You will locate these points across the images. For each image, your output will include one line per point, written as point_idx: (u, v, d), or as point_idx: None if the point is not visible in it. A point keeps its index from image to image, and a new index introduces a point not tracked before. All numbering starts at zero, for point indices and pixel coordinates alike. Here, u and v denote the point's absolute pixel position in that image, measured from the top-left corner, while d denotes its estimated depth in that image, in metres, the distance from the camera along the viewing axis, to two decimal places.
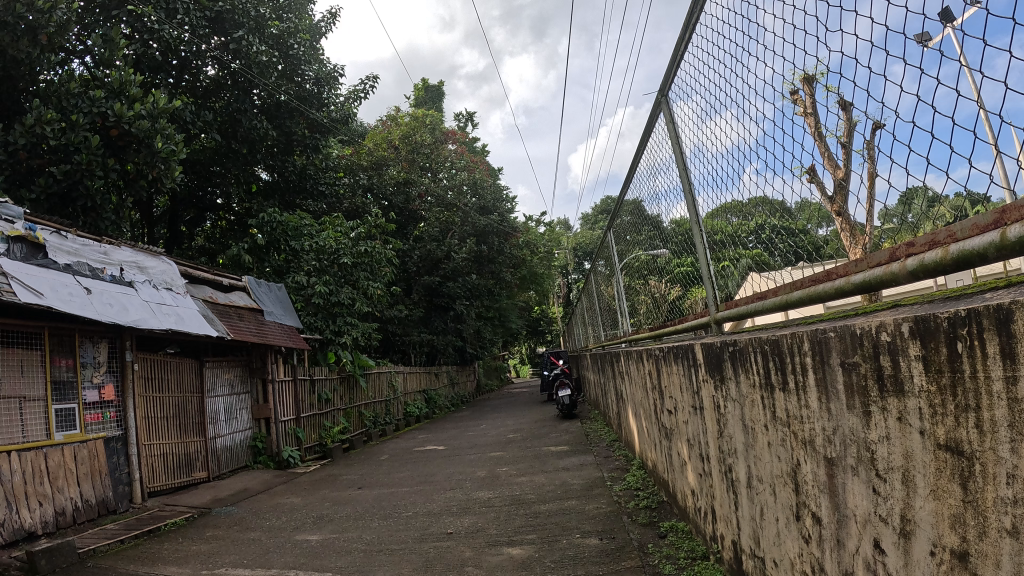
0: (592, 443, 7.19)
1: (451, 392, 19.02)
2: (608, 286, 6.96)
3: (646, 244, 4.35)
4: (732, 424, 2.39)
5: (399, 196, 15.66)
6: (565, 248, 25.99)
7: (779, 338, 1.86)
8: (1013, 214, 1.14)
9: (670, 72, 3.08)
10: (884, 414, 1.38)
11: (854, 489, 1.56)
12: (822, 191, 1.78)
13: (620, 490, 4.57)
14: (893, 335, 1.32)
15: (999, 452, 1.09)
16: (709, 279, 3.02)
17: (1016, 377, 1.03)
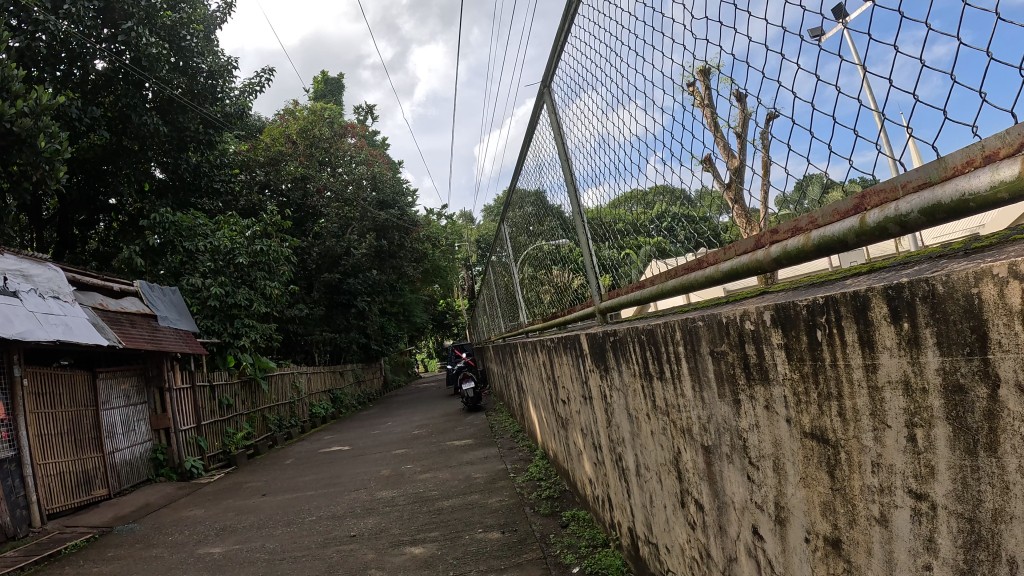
0: (497, 435, 7.20)
1: (358, 391, 18.75)
2: (506, 276, 7.02)
3: (549, 235, 4.38)
4: (618, 414, 2.43)
5: (297, 192, 15.27)
6: (465, 240, 26.08)
7: (653, 327, 1.90)
8: (871, 200, 1.25)
9: (553, 65, 3.06)
10: (753, 402, 1.44)
11: (730, 477, 1.60)
12: (718, 179, 1.83)
13: (523, 481, 4.59)
14: (756, 322, 1.37)
15: (863, 439, 1.13)
16: (613, 267, 3.06)
17: (875, 364, 1.07)
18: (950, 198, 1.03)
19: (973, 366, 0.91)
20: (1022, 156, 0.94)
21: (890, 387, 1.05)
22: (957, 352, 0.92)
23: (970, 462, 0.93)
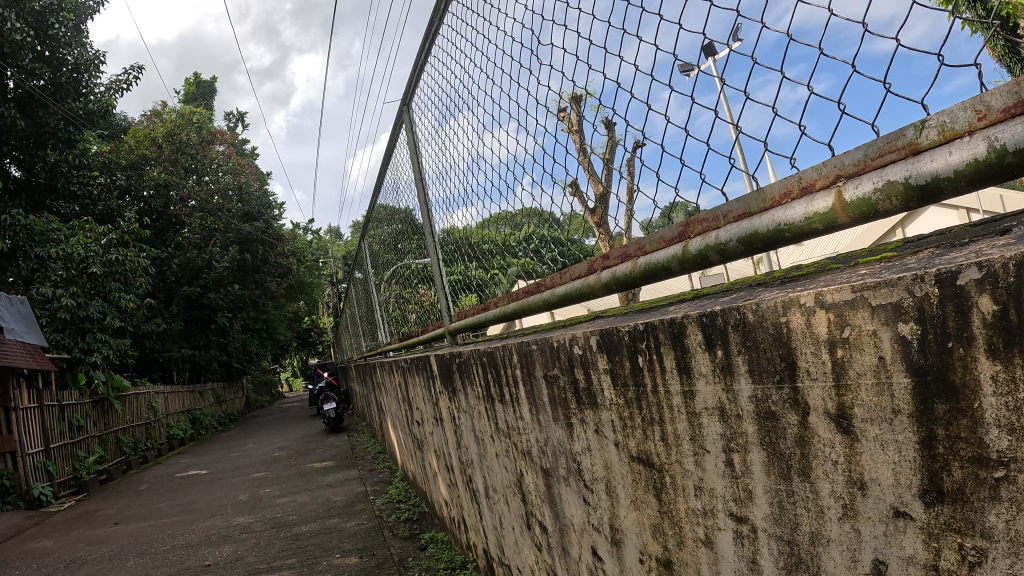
0: (359, 456, 7.06)
1: (218, 412, 17.94)
2: (369, 293, 6.95)
3: (414, 253, 4.38)
4: (466, 435, 2.42)
5: (158, 199, 14.53)
6: (331, 256, 25.60)
7: (493, 350, 2.00)
8: (695, 228, 1.46)
9: (416, 78, 3.03)
10: (584, 426, 1.62)
11: (568, 499, 1.73)
12: (583, 204, 1.88)
13: (382, 503, 4.54)
14: (583, 348, 1.57)
15: (684, 462, 1.32)
16: (479, 285, 3.10)
17: (693, 391, 1.27)
18: (769, 228, 1.23)
19: (782, 395, 1.10)
20: (832, 190, 1.13)
21: (707, 413, 1.25)
22: (768, 380, 1.12)
23: (784, 486, 1.11)
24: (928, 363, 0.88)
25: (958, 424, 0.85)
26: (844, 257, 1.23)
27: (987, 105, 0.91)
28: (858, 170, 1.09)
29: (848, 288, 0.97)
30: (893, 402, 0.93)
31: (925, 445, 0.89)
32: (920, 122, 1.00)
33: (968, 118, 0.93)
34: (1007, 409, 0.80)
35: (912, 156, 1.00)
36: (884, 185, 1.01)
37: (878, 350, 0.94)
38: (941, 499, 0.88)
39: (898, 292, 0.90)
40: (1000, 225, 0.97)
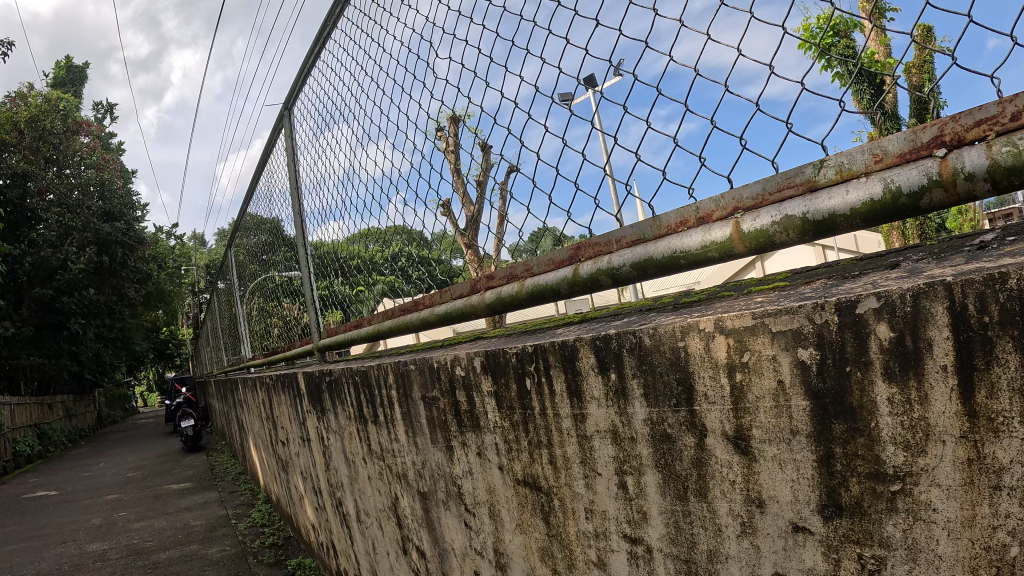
0: (219, 477, 6.69)
1: (69, 428, 16.54)
2: (233, 306, 6.62)
3: (280, 265, 4.21)
4: (336, 457, 2.32)
5: (13, 190, 13.34)
6: (194, 264, 24.33)
7: (367, 369, 1.90)
8: (586, 252, 1.42)
9: (298, 85, 2.93)
10: (465, 449, 1.56)
11: (448, 524, 1.66)
12: (453, 224, 1.87)
13: (245, 528, 4.30)
14: (466, 369, 1.52)
15: (573, 485, 1.31)
16: (344, 301, 3.00)
17: (584, 414, 1.27)
18: (664, 254, 1.23)
19: (678, 418, 1.11)
20: (729, 221, 1.15)
21: (599, 436, 1.24)
22: (664, 403, 1.13)
23: (680, 507, 1.12)
24: (826, 387, 0.93)
25: (855, 442, 0.91)
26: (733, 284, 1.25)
27: (883, 148, 0.99)
28: (756, 204, 1.13)
29: (749, 314, 1.00)
30: (790, 423, 0.97)
31: (823, 463, 0.94)
32: (817, 160, 1.06)
33: (865, 160, 1.00)
34: (902, 427, 0.87)
35: (810, 193, 1.06)
36: (783, 218, 1.06)
37: (777, 374, 0.98)
38: (840, 513, 0.93)
39: (799, 319, 0.95)
40: (887, 260, 1.04)
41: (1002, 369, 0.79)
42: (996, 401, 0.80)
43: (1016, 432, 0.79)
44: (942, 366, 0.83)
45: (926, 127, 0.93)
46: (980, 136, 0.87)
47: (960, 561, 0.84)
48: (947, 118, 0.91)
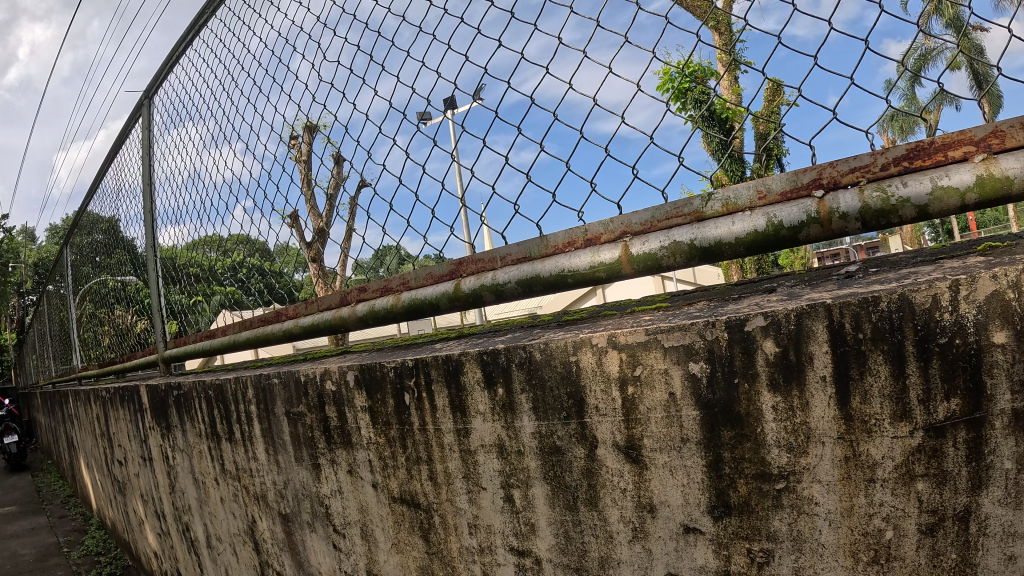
0: (44, 501, 6.07)
1: None
2: (61, 312, 6.06)
3: (115, 269, 3.90)
4: (182, 478, 2.17)
5: None
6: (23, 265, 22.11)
7: (223, 383, 1.78)
8: (468, 267, 1.35)
9: (160, 78, 2.77)
10: (334, 467, 1.48)
11: (314, 546, 1.58)
12: (301, 237, 1.83)
13: (78, 557, 3.91)
14: (338, 384, 1.44)
15: (455, 501, 1.30)
16: (178, 312, 2.80)
17: (468, 429, 1.26)
18: (551, 272, 1.22)
19: (568, 430, 1.14)
20: (618, 244, 1.18)
21: (484, 450, 1.24)
22: (553, 417, 1.15)
23: (570, 516, 1.17)
24: (715, 397, 1.01)
25: (742, 447, 1.00)
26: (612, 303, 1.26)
27: (766, 186, 1.09)
28: (644, 229, 1.17)
29: (642, 331, 1.05)
30: (681, 431, 1.04)
31: (712, 467, 1.03)
32: (705, 193, 1.13)
33: (749, 195, 1.09)
34: (786, 432, 0.98)
35: (697, 222, 1.12)
36: (671, 243, 1.12)
37: (668, 387, 1.04)
38: (729, 511, 1.03)
39: (692, 335, 1.02)
40: (762, 286, 1.10)
41: (874, 378, 0.93)
42: (868, 406, 0.94)
43: (886, 432, 0.93)
44: (821, 377, 0.95)
45: (806, 170, 1.05)
46: (854, 181, 1.00)
47: (841, 547, 0.98)
48: (825, 163, 1.03)
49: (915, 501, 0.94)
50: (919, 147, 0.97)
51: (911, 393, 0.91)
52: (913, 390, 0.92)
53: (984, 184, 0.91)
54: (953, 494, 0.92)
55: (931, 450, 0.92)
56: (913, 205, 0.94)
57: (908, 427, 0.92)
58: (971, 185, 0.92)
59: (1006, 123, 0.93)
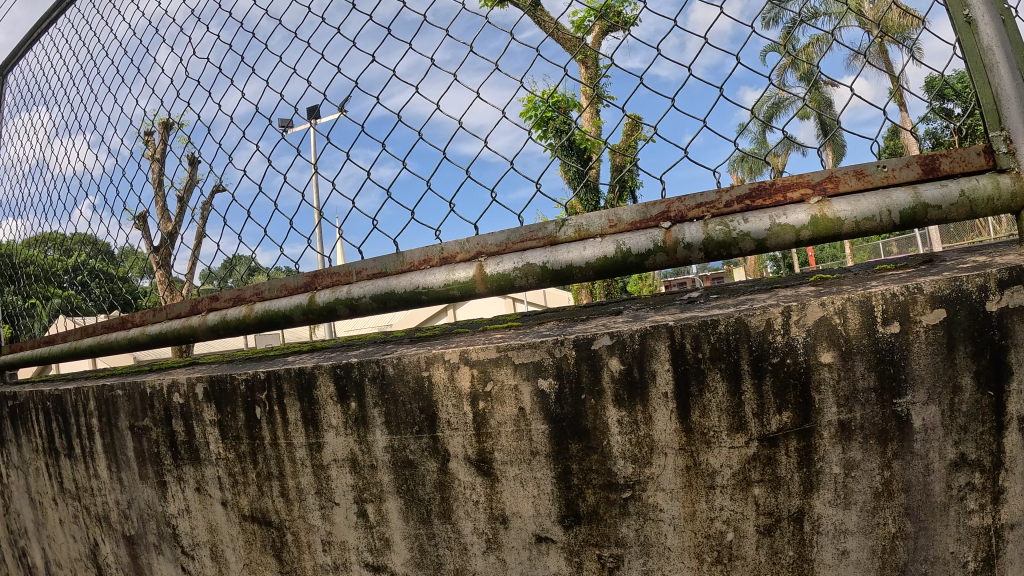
0: None
1: None
2: None
3: None
4: (18, 498, 2.00)
5: None
6: None
7: (60, 395, 1.65)
8: (324, 280, 1.27)
9: (15, 57, 2.56)
10: (181, 485, 1.39)
11: (159, 569, 1.49)
12: (148, 240, 1.76)
13: None
14: (186, 397, 1.35)
15: (308, 518, 1.26)
16: (15, 316, 2.59)
17: (320, 444, 1.22)
18: (406, 289, 1.17)
19: (420, 444, 1.13)
20: (474, 262, 1.14)
21: (337, 465, 1.21)
22: (406, 431, 1.14)
23: (423, 530, 1.15)
24: (563, 412, 1.03)
25: (590, 459, 1.03)
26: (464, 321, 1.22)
27: (616, 215, 1.09)
28: (499, 250, 1.14)
29: (492, 347, 1.06)
30: (530, 444, 1.06)
31: (561, 478, 1.05)
32: (558, 218, 1.11)
33: (600, 223, 1.09)
34: (630, 443, 1.01)
35: (550, 246, 1.10)
36: (524, 265, 1.10)
37: (518, 402, 1.05)
38: (579, 521, 1.05)
39: (541, 352, 1.03)
40: (610, 307, 1.09)
41: (712, 394, 0.97)
42: (707, 419, 0.98)
43: (723, 442, 0.98)
44: (663, 393, 0.99)
45: (655, 203, 1.07)
46: (701, 215, 1.05)
47: (686, 549, 1.02)
48: (673, 197, 1.06)
49: (752, 505, 1.00)
50: (760, 188, 1.06)
51: (745, 407, 0.97)
52: (747, 404, 0.97)
53: (819, 223, 1.03)
54: (787, 498, 1.00)
55: (766, 457, 0.98)
56: (753, 238, 1.03)
57: (744, 438, 0.98)
58: (806, 224, 1.03)
59: (838, 171, 1.08)
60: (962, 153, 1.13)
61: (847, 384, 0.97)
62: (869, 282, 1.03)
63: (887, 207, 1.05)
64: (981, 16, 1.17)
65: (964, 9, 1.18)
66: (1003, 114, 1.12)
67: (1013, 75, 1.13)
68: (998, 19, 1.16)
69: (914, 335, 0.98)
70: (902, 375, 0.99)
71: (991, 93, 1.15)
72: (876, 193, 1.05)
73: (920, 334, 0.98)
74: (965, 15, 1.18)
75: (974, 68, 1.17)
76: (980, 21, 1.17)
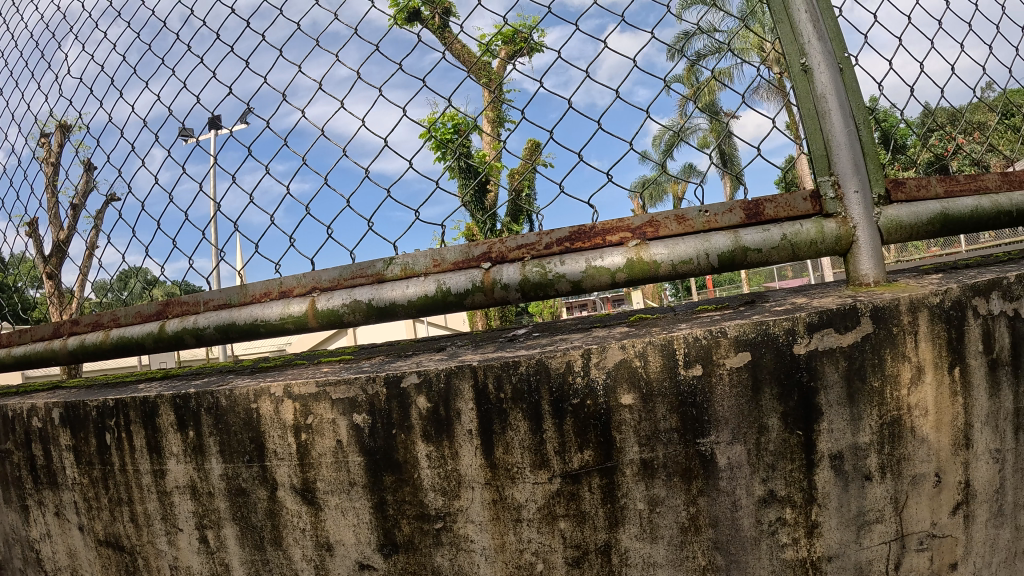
0: None
1: None
2: None
3: None
4: None
5: None
6: None
7: None
8: (174, 309, 1.30)
9: None
10: (42, 509, 1.40)
11: None
12: (36, 246, 1.77)
13: None
14: (43, 421, 1.37)
15: (155, 544, 1.28)
16: None
17: (163, 470, 1.24)
18: (246, 321, 1.21)
19: (252, 472, 1.17)
20: (309, 296, 1.19)
21: (178, 492, 1.23)
22: (238, 460, 1.17)
23: (258, 556, 1.18)
24: (376, 445, 1.07)
25: (402, 490, 1.07)
26: (305, 354, 1.25)
27: (441, 255, 1.13)
28: (332, 286, 1.18)
29: (312, 382, 1.11)
30: (348, 475, 1.10)
31: (378, 508, 1.09)
32: (387, 257, 1.16)
33: (425, 263, 1.13)
34: (439, 477, 1.05)
35: (378, 284, 1.15)
36: (351, 300, 1.14)
37: (336, 434, 1.10)
38: (396, 549, 1.09)
39: (354, 388, 1.08)
40: (436, 343, 1.13)
41: (514, 432, 1.01)
42: (510, 456, 1.02)
43: (525, 478, 1.02)
44: (468, 430, 1.03)
45: (477, 243, 1.10)
46: (520, 256, 1.08)
47: None
48: (495, 238, 1.10)
49: (559, 538, 1.03)
50: (580, 231, 1.08)
51: (546, 445, 1.01)
52: (548, 442, 1.01)
53: (634, 266, 1.05)
54: (593, 531, 1.03)
55: (569, 493, 1.02)
56: (569, 280, 1.05)
57: (546, 474, 1.02)
58: (621, 266, 1.05)
59: (660, 215, 1.10)
60: (787, 198, 1.13)
61: (648, 425, 1.00)
62: (678, 325, 1.04)
63: (706, 250, 1.08)
64: (817, 65, 1.18)
65: (802, 57, 1.19)
66: (834, 160, 1.15)
67: (844, 122, 1.16)
68: (833, 69, 1.18)
69: (716, 378, 1.00)
70: (706, 416, 1.01)
71: (822, 139, 1.17)
72: (695, 237, 1.08)
73: (722, 377, 1.00)
74: (802, 63, 1.19)
75: (808, 115, 1.19)
76: (816, 69, 1.18)
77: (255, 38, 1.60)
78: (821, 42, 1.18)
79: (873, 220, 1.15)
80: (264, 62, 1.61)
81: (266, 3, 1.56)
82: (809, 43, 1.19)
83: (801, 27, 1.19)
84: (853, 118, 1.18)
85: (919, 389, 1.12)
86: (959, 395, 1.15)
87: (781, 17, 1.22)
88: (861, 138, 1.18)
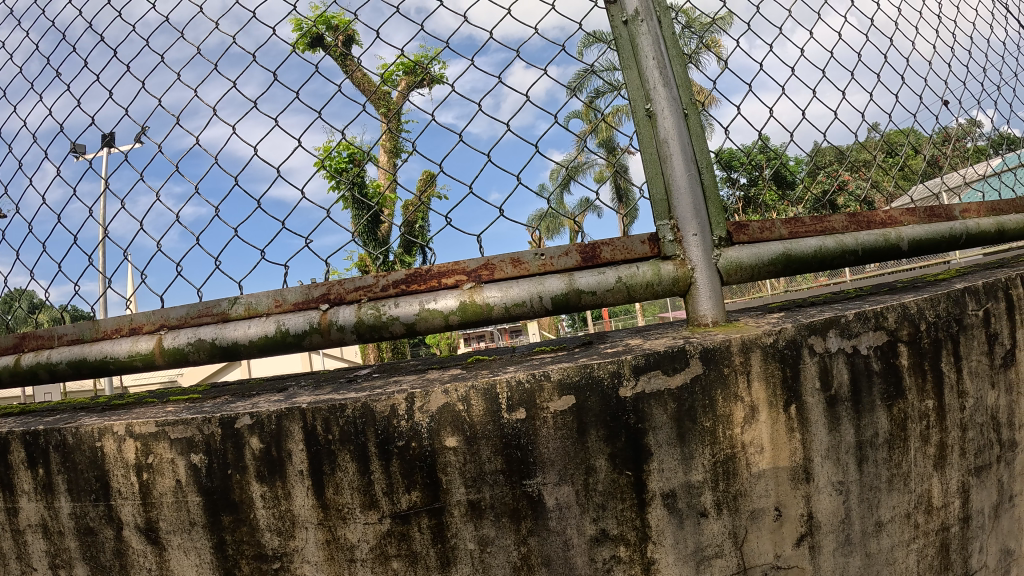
0: None
1: None
2: None
3: None
4: None
5: None
6: None
7: None
8: (30, 343, 1.32)
9: None
10: None
11: None
12: None
13: None
14: None
15: None
16: None
17: (16, 509, 1.23)
18: (95, 357, 1.21)
19: (98, 511, 1.15)
20: (156, 333, 1.19)
21: (30, 531, 1.22)
22: (84, 499, 1.16)
23: None
24: (212, 484, 1.08)
25: (239, 530, 1.07)
26: (160, 393, 1.30)
27: (283, 296, 1.16)
28: (179, 324, 1.19)
29: (152, 422, 1.11)
30: (189, 515, 1.10)
31: (217, 548, 1.09)
32: (232, 296, 1.18)
33: (268, 303, 1.16)
34: (274, 517, 1.06)
35: (222, 323, 1.16)
36: (196, 339, 1.14)
37: (175, 474, 1.10)
38: None
39: (192, 429, 1.09)
40: (281, 385, 1.20)
41: (343, 473, 1.03)
42: (340, 496, 1.04)
43: (355, 519, 1.04)
44: (299, 471, 1.05)
45: (317, 286, 1.14)
46: (356, 298, 1.12)
47: None
48: (333, 282, 1.13)
49: None
50: (414, 274, 1.12)
51: (375, 486, 1.03)
52: (376, 484, 1.03)
53: (467, 309, 1.09)
54: (425, 571, 1.03)
55: (400, 534, 1.03)
56: (402, 323, 1.08)
57: (376, 514, 1.03)
58: (453, 309, 1.09)
59: (496, 259, 1.15)
60: (625, 241, 1.19)
61: (472, 466, 1.03)
62: (506, 368, 1.10)
63: (540, 292, 1.12)
64: (662, 111, 1.19)
65: (648, 102, 1.20)
66: (675, 205, 1.17)
67: (685, 167, 1.17)
68: (677, 115, 1.19)
69: (540, 422, 1.04)
70: (531, 458, 1.04)
71: (663, 182, 1.18)
72: (528, 280, 1.12)
73: (547, 421, 1.04)
74: (647, 108, 1.20)
75: (651, 159, 1.20)
76: (661, 115, 1.19)
77: (137, 59, 1.60)
78: (666, 88, 1.20)
79: (712, 264, 1.16)
80: (149, 84, 1.62)
81: (151, 25, 1.57)
82: (654, 89, 1.20)
83: (647, 74, 1.20)
84: (696, 162, 1.19)
85: (753, 428, 1.11)
86: (797, 431, 1.13)
87: (631, 62, 1.23)
88: (702, 182, 1.19)
